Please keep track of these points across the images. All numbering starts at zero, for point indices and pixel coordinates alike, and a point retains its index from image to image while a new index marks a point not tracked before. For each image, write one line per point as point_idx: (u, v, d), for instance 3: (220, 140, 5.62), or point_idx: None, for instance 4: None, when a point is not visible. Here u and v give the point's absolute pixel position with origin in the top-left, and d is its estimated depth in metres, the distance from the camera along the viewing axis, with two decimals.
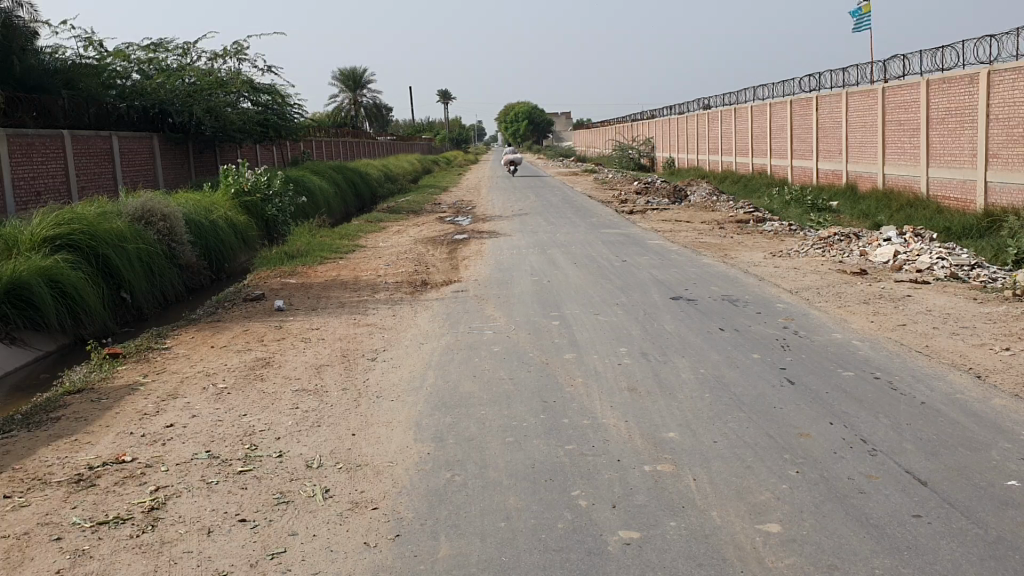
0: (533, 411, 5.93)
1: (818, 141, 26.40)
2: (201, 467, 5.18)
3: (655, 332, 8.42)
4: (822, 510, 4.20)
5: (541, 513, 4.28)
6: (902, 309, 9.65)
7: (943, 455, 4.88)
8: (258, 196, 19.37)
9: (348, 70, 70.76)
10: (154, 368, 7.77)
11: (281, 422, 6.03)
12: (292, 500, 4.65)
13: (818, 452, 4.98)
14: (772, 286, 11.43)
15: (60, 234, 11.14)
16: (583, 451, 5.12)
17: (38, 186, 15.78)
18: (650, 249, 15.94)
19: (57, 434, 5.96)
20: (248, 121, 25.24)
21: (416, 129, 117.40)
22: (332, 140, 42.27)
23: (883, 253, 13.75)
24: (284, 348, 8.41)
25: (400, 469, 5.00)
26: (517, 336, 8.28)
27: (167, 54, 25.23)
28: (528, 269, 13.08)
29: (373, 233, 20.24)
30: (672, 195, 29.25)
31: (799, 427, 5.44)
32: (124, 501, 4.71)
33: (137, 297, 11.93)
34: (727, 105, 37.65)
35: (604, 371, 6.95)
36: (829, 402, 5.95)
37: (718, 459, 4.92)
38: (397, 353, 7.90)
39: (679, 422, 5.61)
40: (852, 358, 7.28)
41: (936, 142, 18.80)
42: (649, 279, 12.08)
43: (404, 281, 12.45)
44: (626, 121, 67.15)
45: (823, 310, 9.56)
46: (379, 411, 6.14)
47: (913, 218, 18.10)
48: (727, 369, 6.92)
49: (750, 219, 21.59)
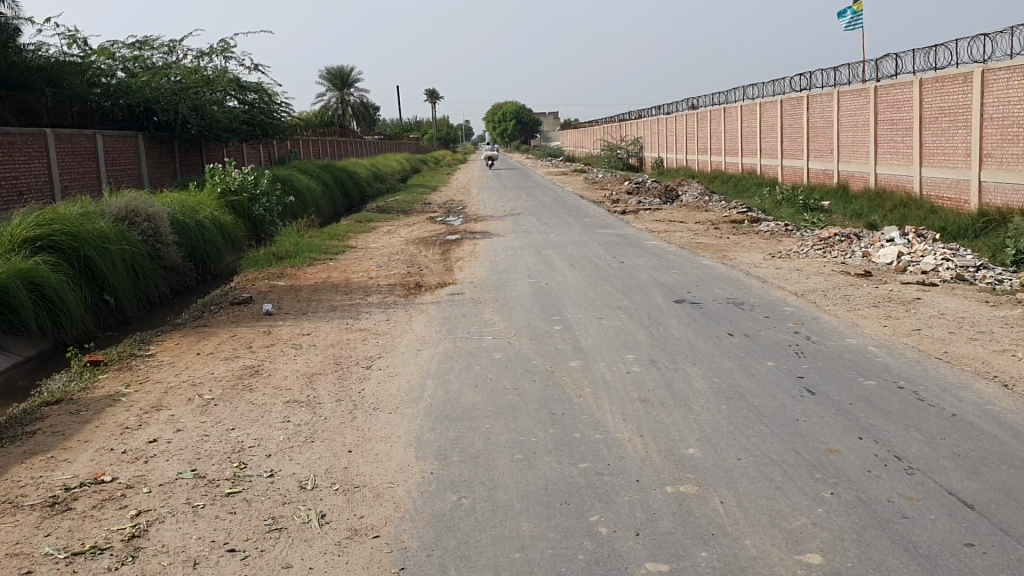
0: (542, 424, 5.57)
1: (810, 140, 26.13)
2: (186, 488, 4.80)
3: (663, 337, 8.06)
4: (864, 538, 3.87)
5: (559, 543, 3.93)
6: (914, 312, 9.34)
7: (985, 473, 4.55)
8: (244, 195, 18.94)
9: (335, 69, 69.97)
10: (137, 377, 7.37)
11: (272, 437, 5.65)
12: (286, 526, 4.28)
13: (849, 471, 4.64)
14: (777, 289, 11.07)
15: (41, 235, 10.73)
16: (598, 470, 4.77)
17: (20, 185, 15.33)
18: (647, 249, 15.63)
19: (32, 451, 5.56)
20: (235, 121, 24.75)
21: (403, 129, 116.95)
22: (320, 139, 41.71)
23: (886, 254, 13.44)
24: (274, 354, 8.02)
25: (401, 490, 4.64)
26: (519, 342, 7.93)
27: (152, 52, 24.74)
28: (524, 270, 12.73)
29: (362, 234, 19.81)
30: (665, 194, 28.84)
31: (826, 442, 5.10)
32: (102, 527, 4.33)
33: (121, 300, 11.52)
34: (716, 104, 37.28)
35: (612, 380, 6.60)
36: (854, 413, 5.62)
37: (745, 479, 4.57)
38: (392, 361, 7.52)
39: (698, 437, 5.26)
40: (871, 365, 6.94)
41: (930, 141, 18.55)
42: (651, 280, 11.75)
43: (398, 283, 12.08)
44: (614, 121, 67.04)
45: (834, 314, 9.21)
46: (376, 425, 5.76)
47: (907, 218, 17.83)
48: (743, 378, 6.58)
49: (744, 219, 21.28)
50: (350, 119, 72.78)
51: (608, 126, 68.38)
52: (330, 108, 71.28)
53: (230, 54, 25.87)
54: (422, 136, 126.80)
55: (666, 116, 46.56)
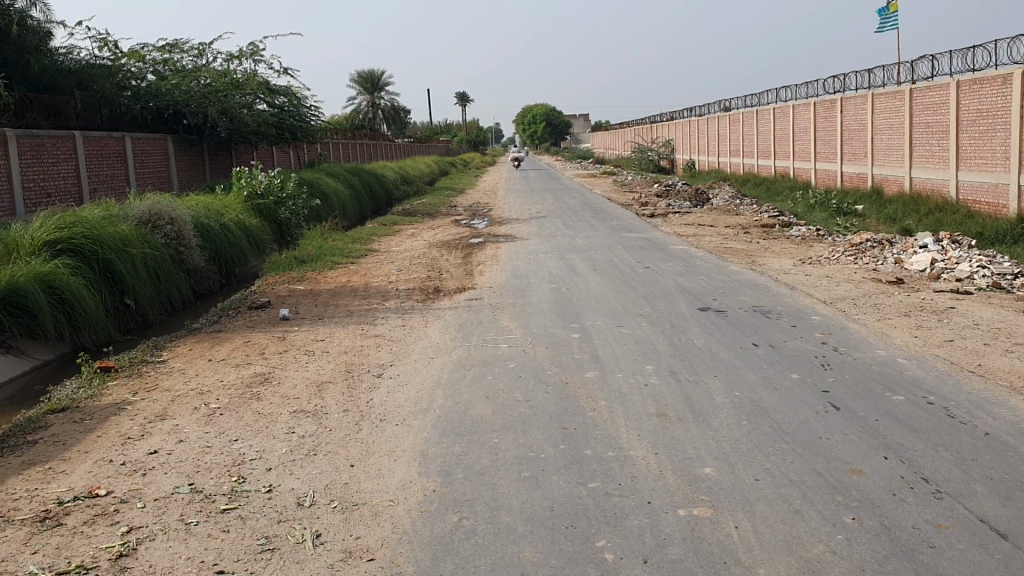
0: (552, 440, 5.36)
1: (843, 143, 25.66)
2: (181, 504, 4.64)
3: (684, 348, 7.81)
4: (887, 569, 3.62)
5: (562, 571, 3.71)
6: (948, 322, 9.01)
7: (1019, 500, 4.27)
8: (270, 198, 18.92)
9: (365, 72, 70.14)
10: (146, 385, 7.25)
11: (275, 449, 5.48)
12: (279, 546, 4.11)
13: (873, 494, 4.38)
14: (805, 297, 10.76)
15: (61, 239, 10.68)
16: (608, 491, 4.55)
17: (48, 187, 15.37)
18: (674, 254, 15.38)
19: (30, 462, 5.43)
20: (265, 123, 24.71)
21: (433, 131, 117.05)
22: (349, 142, 41.79)
23: (919, 260, 13.07)
24: (286, 361, 7.88)
25: (401, 510, 4.44)
26: (535, 351, 7.72)
27: (182, 55, 24.83)
28: (546, 275, 12.52)
29: (387, 237, 19.71)
30: (694, 196, 28.48)
31: (850, 462, 4.83)
32: (91, 545, 4.18)
33: (141, 304, 11.45)
34: (748, 106, 36.84)
35: (629, 393, 6.36)
36: (881, 431, 5.35)
37: (761, 503, 4.33)
38: (405, 369, 7.34)
39: (715, 455, 5.02)
40: (901, 379, 6.65)
41: (967, 144, 18.09)
42: (675, 287, 11.50)
43: (417, 288, 11.92)
44: (645, 122, 66.61)
45: (863, 324, 8.91)
46: (381, 438, 5.57)
47: (943, 223, 17.41)
48: (765, 392, 6.32)
49: (775, 223, 20.92)
50: (381, 122, 72.93)
51: (639, 127, 67.93)
52: (360, 112, 71.49)
53: (260, 58, 25.88)
54: (452, 139, 126.91)
55: (698, 118, 46.12)
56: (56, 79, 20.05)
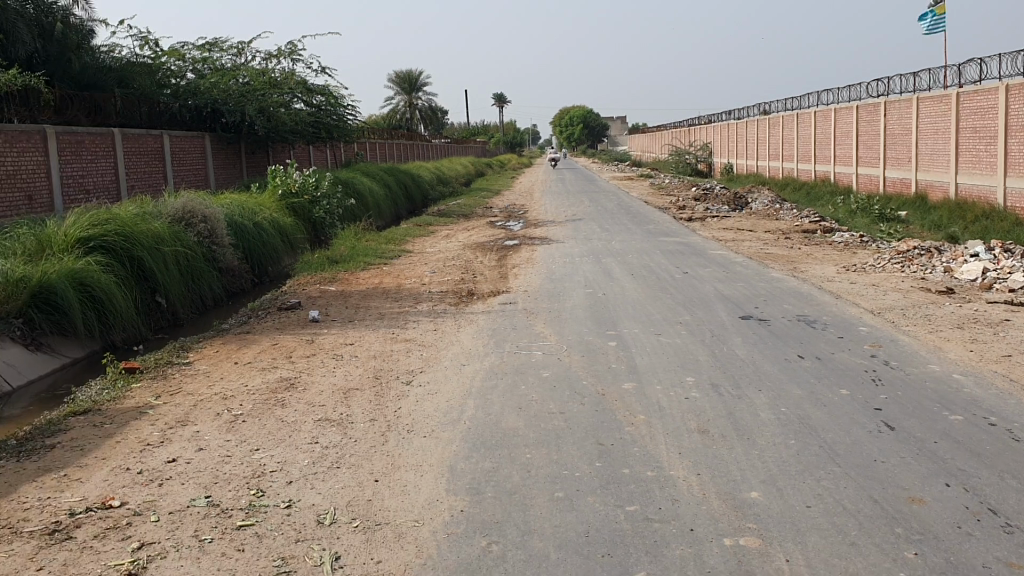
0: (588, 457, 5.07)
1: (887, 148, 25.06)
2: (196, 518, 4.42)
3: (726, 359, 7.48)
4: None
5: None
6: (1003, 335, 8.58)
7: None
8: (305, 198, 18.82)
9: (403, 71, 70.16)
10: (169, 388, 7.05)
11: (297, 460, 5.25)
12: (295, 569, 3.85)
13: (936, 526, 4.04)
14: (851, 306, 10.33)
15: (95, 235, 10.54)
16: (648, 516, 4.24)
17: (87, 183, 15.31)
18: (713, 259, 15.01)
19: (46, 468, 5.25)
20: (302, 122, 24.56)
21: (468, 130, 116.73)
22: (385, 142, 41.69)
23: (970, 270, 12.59)
24: (313, 366, 7.65)
25: (426, 532, 4.18)
26: (569, 359, 7.44)
27: (222, 53, 24.81)
28: (581, 279, 12.23)
29: (421, 238, 19.50)
30: (733, 200, 28.00)
31: (909, 489, 4.49)
32: (99, 562, 3.96)
33: (173, 302, 11.30)
34: (788, 110, 36.28)
35: (669, 408, 6.04)
36: (940, 455, 4.98)
37: (814, 533, 4.01)
38: (434, 377, 7.09)
39: (761, 478, 4.70)
40: (958, 397, 6.25)
41: (1016, 150, 17.53)
42: (715, 294, 11.14)
43: (450, 291, 11.69)
44: (683, 124, 66.02)
45: (914, 336, 8.49)
46: (408, 451, 5.32)
47: (990, 231, 16.87)
48: (813, 409, 5.97)
49: (817, 229, 20.43)
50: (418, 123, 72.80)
51: (677, 130, 67.36)
52: (397, 111, 71.54)
53: (298, 57, 25.81)
54: (489, 140, 126.62)
55: (737, 122, 45.50)
56: (97, 77, 20.16)
